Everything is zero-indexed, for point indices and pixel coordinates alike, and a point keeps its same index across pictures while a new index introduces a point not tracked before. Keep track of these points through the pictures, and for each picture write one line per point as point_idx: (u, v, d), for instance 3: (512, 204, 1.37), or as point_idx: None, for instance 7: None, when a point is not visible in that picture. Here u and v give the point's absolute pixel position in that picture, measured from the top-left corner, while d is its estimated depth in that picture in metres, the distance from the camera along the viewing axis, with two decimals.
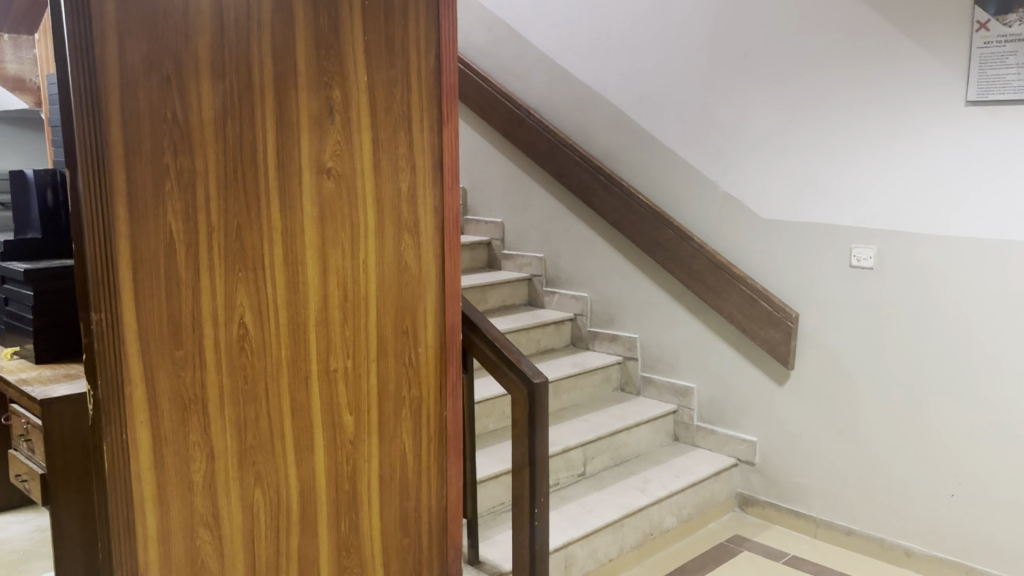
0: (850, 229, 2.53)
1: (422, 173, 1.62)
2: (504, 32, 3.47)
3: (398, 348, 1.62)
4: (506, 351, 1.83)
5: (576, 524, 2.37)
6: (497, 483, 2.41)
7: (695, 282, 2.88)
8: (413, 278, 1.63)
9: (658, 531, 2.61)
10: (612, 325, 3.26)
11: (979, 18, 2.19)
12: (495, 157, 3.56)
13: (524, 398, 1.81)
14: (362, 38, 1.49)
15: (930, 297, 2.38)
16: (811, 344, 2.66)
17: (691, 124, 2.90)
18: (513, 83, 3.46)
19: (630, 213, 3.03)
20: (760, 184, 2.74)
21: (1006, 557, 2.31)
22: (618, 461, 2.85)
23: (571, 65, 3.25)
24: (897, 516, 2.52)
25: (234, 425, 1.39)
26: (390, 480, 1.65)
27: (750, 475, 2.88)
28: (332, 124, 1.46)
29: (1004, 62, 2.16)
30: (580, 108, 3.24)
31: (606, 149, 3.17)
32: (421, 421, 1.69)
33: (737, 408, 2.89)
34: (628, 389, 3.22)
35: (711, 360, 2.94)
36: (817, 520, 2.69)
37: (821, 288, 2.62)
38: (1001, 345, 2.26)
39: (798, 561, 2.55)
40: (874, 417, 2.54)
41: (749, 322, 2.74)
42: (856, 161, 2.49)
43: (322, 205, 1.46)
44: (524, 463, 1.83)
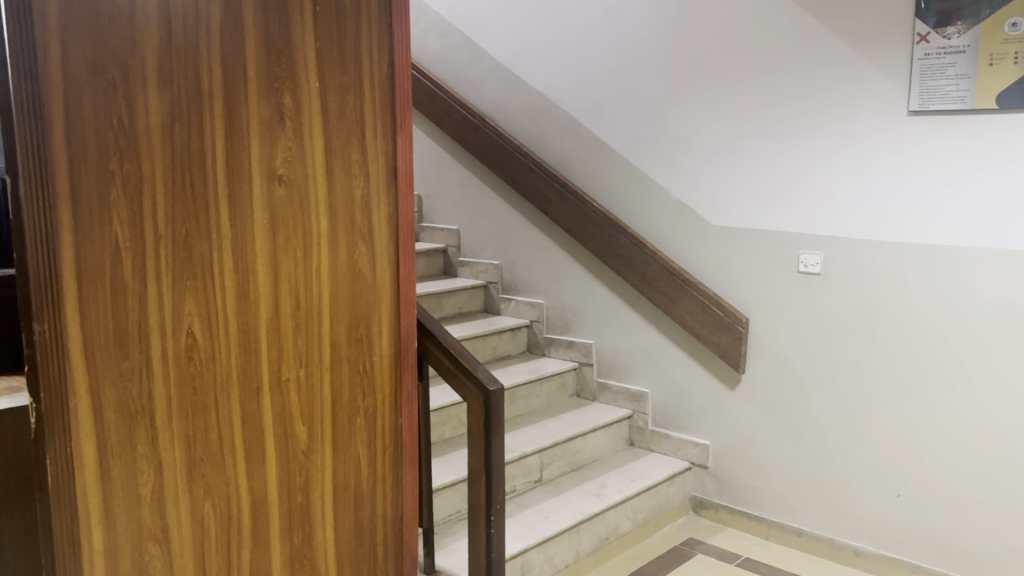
0: (798, 235, 2.58)
1: (375, 180, 1.61)
2: (458, 39, 3.47)
3: (352, 357, 1.61)
4: (462, 359, 1.82)
5: (532, 530, 2.37)
6: (455, 491, 2.41)
7: (649, 289, 2.90)
8: (367, 287, 1.62)
9: (613, 536, 2.63)
10: (568, 332, 3.27)
11: (920, 30, 2.25)
12: (449, 164, 3.55)
13: (479, 404, 1.80)
14: (314, 45, 1.47)
15: (875, 302, 2.44)
16: (762, 349, 2.70)
17: (644, 132, 2.93)
18: (468, 90, 3.46)
19: (585, 220, 3.04)
20: (711, 191, 2.78)
21: (949, 554, 2.37)
22: (574, 467, 2.86)
23: (526, 73, 3.26)
24: (846, 517, 2.57)
25: (182, 437, 1.36)
26: (343, 491, 1.63)
27: (704, 478, 2.91)
28: (283, 131, 1.44)
29: (944, 73, 2.22)
30: (534, 116, 3.25)
31: (560, 157, 3.19)
32: (376, 430, 1.68)
33: (691, 412, 2.92)
34: (584, 395, 3.23)
35: (665, 365, 2.97)
36: (769, 522, 2.73)
37: (771, 295, 2.66)
38: (944, 347, 2.32)
39: (751, 563, 2.59)
40: (823, 420, 2.59)
41: (701, 327, 2.78)
42: (803, 168, 2.54)
43: (273, 213, 1.45)
44: (479, 470, 1.83)
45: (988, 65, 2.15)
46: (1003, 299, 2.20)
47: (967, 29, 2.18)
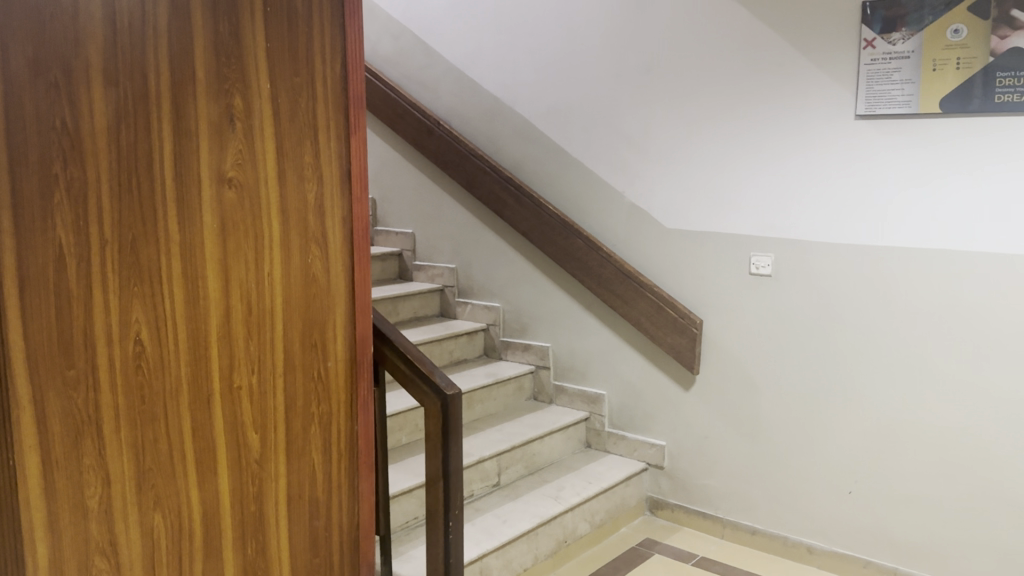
0: (750, 237, 2.61)
1: (329, 184, 1.59)
2: (411, 42, 3.45)
3: (305, 363, 1.58)
4: (419, 363, 1.81)
5: (490, 534, 2.36)
6: (412, 497, 2.40)
7: (604, 291, 2.92)
8: (321, 292, 1.60)
9: (571, 539, 2.63)
10: (525, 335, 3.26)
11: (866, 36, 2.30)
12: (403, 167, 3.53)
13: (436, 410, 1.79)
14: (264, 45, 1.45)
15: (824, 303, 2.48)
16: (716, 350, 2.73)
17: (598, 135, 2.95)
18: (422, 93, 3.44)
19: (540, 223, 3.05)
20: (665, 194, 2.80)
21: (899, 550, 2.42)
22: (532, 470, 2.86)
23: (480, 76, 3.25)
24: (799, 514, 2.60)
25: (131, 448, 1.33)
26: (298, 500, 1.61)
27: (659, 478, 2.94)
28: (233, 133, 1.42)
29: (889, 78, 2.28)
30: (489, 118, 3.24)
31: (515, 160, 3.18)
32: (331, 438, 1.66)
33: (647, 413, 2.94)
34: (541, 397, 3.24)
35: (621, 367, 2.99)
36: (724, 521, 2.76)
37: (724, 296, 2.69)
38: (892, 346, 2.37)
39: (707, 562, 2.61)
40: (776, 419, 2.62)
41: (656, 329, 2.80)
42: (756, 171, 2.58)
43: (222, 217, 1.42)
44: (437, 476, 1.82)
45: (931, 71, 2.21)
46: (947, 299, 2.26)
47: (911, 35, 2.23)
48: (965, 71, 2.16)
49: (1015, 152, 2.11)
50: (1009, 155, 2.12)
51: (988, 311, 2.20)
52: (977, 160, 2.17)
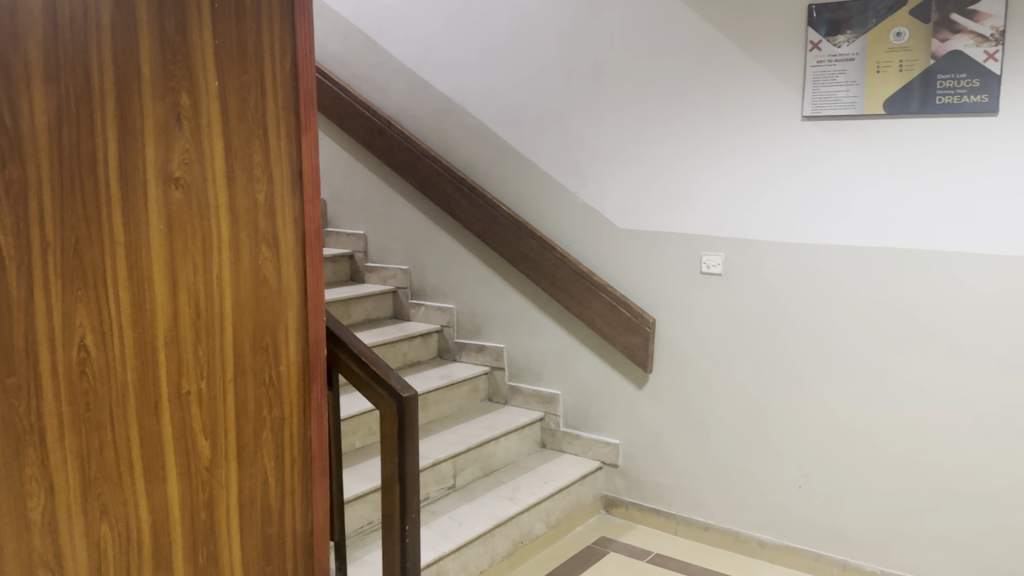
0: (702, 237, 2.64)
1: (279, 184, 1.56)
2: (361, 41, 3.41)
3: (256, 367, 1.55)
4: (374, 365, 1.78)
5: (446, 537, 2.35)
6: (366, 502, 2.37)
7: (558, 291, 2.92)
8: (271, 294, 1.57)
9: (527, 539, 2.62)
10: (479, 336, 3.25)
11: (812, 39, 2.35)
12: (354, 168, 3.49)
13: (391, 412, 1.77)
14: (212, 42, 1.42)
15: (774, 301, 2.52)
16: (669, 349, 2.76)
17: (550, 136, 2.95)
18: (372, 93, 3.41)
19: (493, 223, 3.04)
20: (617, 195, 2.82)
21: (848, 542, 2.47)
22: (487, 471, 2.85)
23: (431, 76, 3.24)
24: (751, 510, 2.64)
25: (76, 456, 1.29)
26: (250, 507, 1.57)
27: (614, 477, 2.95)
28: (180, 132, 1.38)
29: (834, 80, 2.32)
30: (441, 119, 3.23)
31: (467, 160, 3.17)
32: (284, 443, 1.63)
33: (602, 412, 2.95)
34: (496, 398, 3.23)
35: (576, 366, 3.00)
36: (678, 517, 2.79)
37: (677, 296, 2.72)
38: (839, 343, 2.42)
39: (661, 558, 2.63)
40: (728, 416, 2.66)
41: (610, 329, 2.81)
42: (706, 171, 2.61)
43: (170, 218, 1.38)
44: (393, 480, 1.80)
45: (875, 73, 2.26)
46: (892, 295, 2.32)
47: (856, 38, 2.28)
48: (907, 73, 2.21)
49: (956, 153, 2.18)
50: (949, 156, 2.19)
51: (931, 307, 2.26)
52: (919, 161, 2.23)
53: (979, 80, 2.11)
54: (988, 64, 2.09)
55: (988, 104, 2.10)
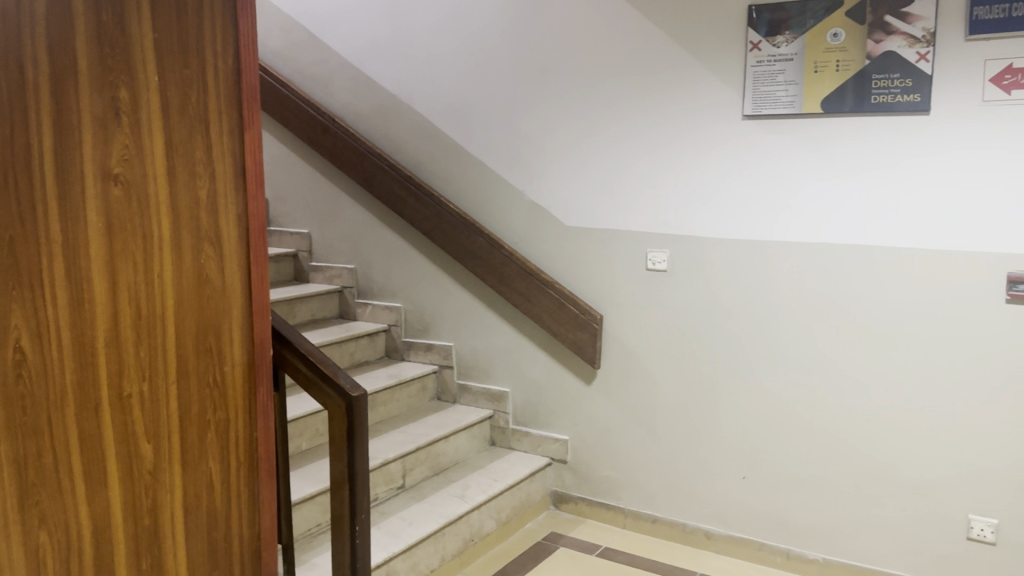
0: (647, 233, 2.68)
1: (222, 180, 1.52)
2: (303, 37, 3.36)
3: (199, 368, 1.52)
4: (322, 365, 1.76)
5: (396, 537, 2.33)
6: (314, 503, 2.34)
7: (506, 289, 2.92)
8: (215, 293, 1.54)
9: (478, 537, 2.62)
10: (427, 335, 3.24)
11: (752, 39, 2.40)
12: (298, 166, 3.44)
13: (340, 412, 1.75)
14: (151, 36, 1.38)
15: (718, 296, 2.57)
16: (616, 345, 2.78)
17: (497, 134, 2.95)
18: (315, 90, 3.36)
19: (440, 222, 3.03)
20: (564, 193, 2.83)
21: (790, 531, 2.53)
22: (437, 470, 2.83)
23: (375, 73, 3.21)
24: (697, 501, 2.69)
25: (12, 461, 1.24)
26: (195, 511, 1.54)
27: (563, 473, 2.97)
28: (118, 127, 1.34)
29: (774, 79, 2.38)
30: (386, 117, 3.20)
31: (413, 159, 3.16)
32: (229, 445, 1.60)
33: (551, 409, 2.97)
34: (444, 397, 3.22)
35: (524, 364, 3.01)
36: (626, 511, 2.82)
37: (623, 292, 2.75)
38: (781, 336, 2.48)
39: (610, 552, 2.66)
40: (676, 410, 2.69)
41: (558, 325, 2.82)
42: (651, 169, 2.64)
43: (109, 215, 1.34)
44: (343, 480, 1.77)
45: (813, 73, 2.32)
46: (831, 289, 2.38)
47: (794, 39, 2.34)
48: (843, 73, 2.27)
49: (890, 151, 2.24)
50: (884, 154, 2.26)
51: (868, 300, 2.33)
52: (855, 159, 2.30)
53: (911, 80, 2.17)
54: (920, 64, 2.16)
55: (920, 103, 2.17)
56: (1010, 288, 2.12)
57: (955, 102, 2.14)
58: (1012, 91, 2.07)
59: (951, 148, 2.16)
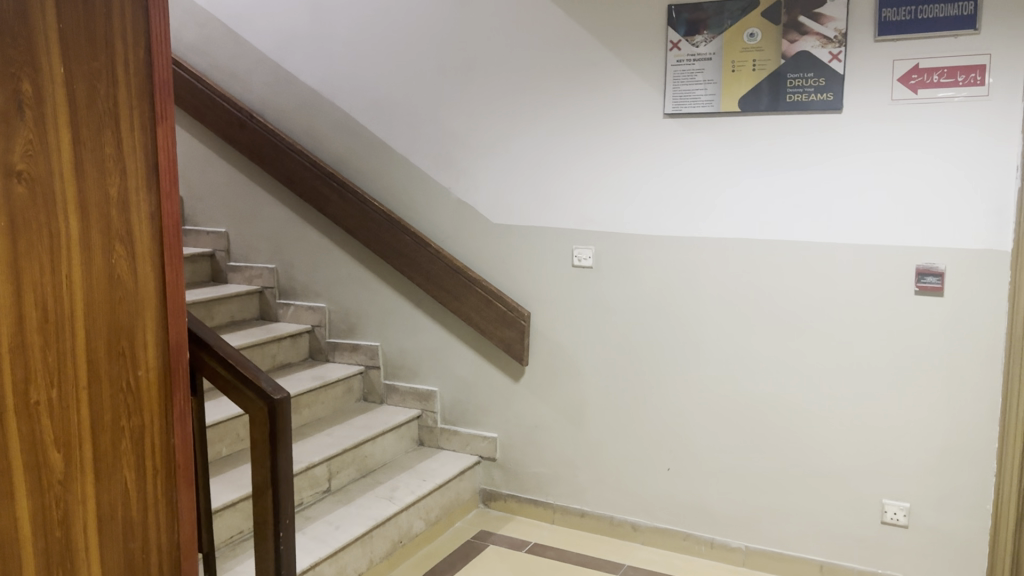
0: (573, 231, 2.69)
1: (133, 177, 1.46)
2: (218, 31, 3.26)
3: (112, 372, 1.45)
4: (242, 368, 1.71)
5: (322, 541, 2.28)
6: (236, 510, 2.28)
7: (433, 287, 2.90)
8: (128, 295, 1.47)
9: (406, 538, 2.59)
10: (352, 335, 3.19)
11: (672, 38, 2.44)
12: (215, 163, 3.33)
13: (262, 416, 1.70)
14: (56, 26, 1.31)
15: (643, 292, 2.60)
16: (543, 341, 2.79)
17: (421, 131, 2.92)
18: (232, 85, 3.27)
19: (365, 220, 2.98)
20: (489, 190, 2.82)
21: (714, 520, 2.58)
22: (365, 472, 2.79)
23: (295, 68, 3.14)
24: (624, 494, 2.72)
25: None
26: (110, 521, 1.47)
27: (492, 470, 2.97)
28: (22, 121, 1.27)
29: (693, 79, 2.42)
30: (307, 113, 3.14)
31: (336, 156, 3.10)
32: (145, 451, 1.53)
33: (479, 408, 2.96)
34: (371, 398, 3.17)
35: (452, 363, 2.99)
36: (555, 506, 2.84)
37: (550, 289, 2.76)
38: (704, 331, 2.52)
39: (539, 548, 2.67)
40: (603, 404, 2.72)
41: (486, 323, 2.81)
42: (575, 167, 2.66)
43: (12, 213, 1.27)
44: (265, 485, 1.72)
45: (730, 72, 2.37)
46: (751, 284, 2.44)
47: (713, 38, 2.39)
48: (759, 72, 2.33)
49: (806, 149, 2.31)
50: (799, 152, 2.32)
51: (786, 293, 2.39)
52: (773, 156, 2.36)
53: (824, 79, 2.24)
54: (833, 64, 2.23)
55: (833, 101, 2.24)
56: (918, 281, 2.21)
57: (865, 101, 2.21)
58: (919, 91, 2.15)
59: (863, 145, 2.24)
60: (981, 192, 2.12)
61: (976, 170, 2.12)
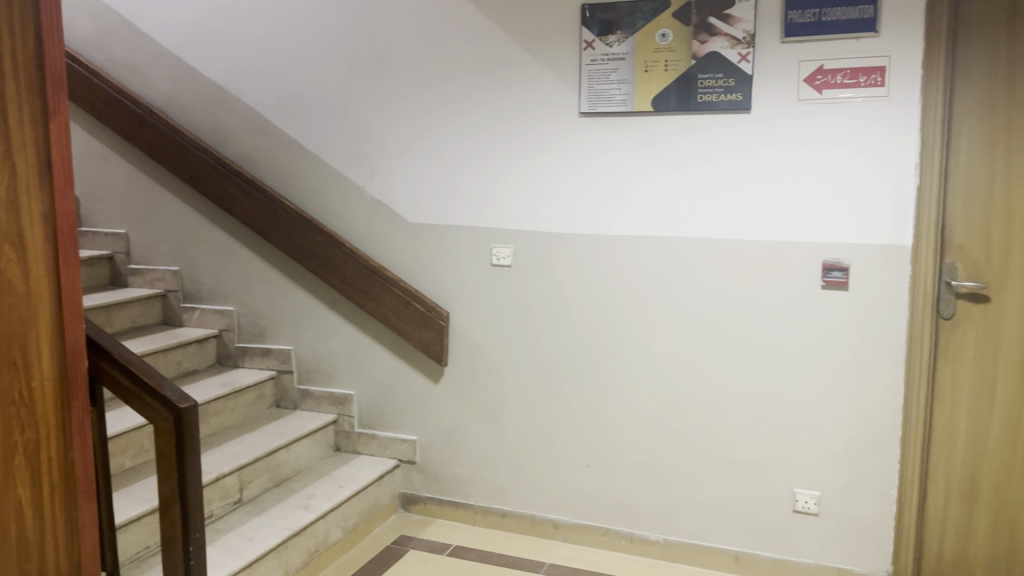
0: (490, 229, 2.67)
1: (24, 176, 1.36)
2: (114, 22, 3.11)
3: (4, 384, 1.35)
4: (145, 376, 1.62)
5: (234, 554, 2.19)
6: (141, 525, 2.17)
7: (348, 289, 2.83)
8: (19, 301, 1.37)
9: (323, 548, 2.52)
10: (263, 339, 3.08)
11: (586, 37, 2.45)
12: (112, 161, 3.17)
13: (168, 426, 1.62)
14: None
15: (561, 290, 2.61)
16: (462, 341, 2.77)
17: (333, 129, 2.85)
18: (130, 80, 3.12)
19: (276, 220, 2.89)
20: (405, 189, 2.78)
21: (634, 515, 2.61)
22: (278, 481, 2.70)
23: (199, 63, 3.02)
24: (545, 493, 2.72)
25: None
26: (4, 544, 1.37)
27: (411, 474, 2.92)
28: None
29: (607, 78, 2.43)
30: (212, 109, 3.02)
31: (243, 154, 3.00)
32: (42, 466, 1.43)
33: (397, 411, 2.91)
34: (284, 404, 3.07)
35: (369, 365, 2.93)
36: (475, 507, 2.82)
37: (468, 289, 2.73)
38: (623, 327, 2.54)
39: (461, 550, 2.64)
40: (522, 403, 2.71)
41: (403, 324, 2.77)
42: (492, 165, 2.64)
43: None
44: (173, 499, 1.64)
45: (643, 72, 2.40)
46: (667, 280, 2.47)
47: (626, 38, 2.41)
48: (671, 73, 2.36)
49: (718, 147, 2.35)
50: (712, 150, 2.36)
51: (701, 289, 2.43)
52: (687, 154, 2.39)
53: (733, 80, 2.29)
54: (742, 65, 2.28)
55: (741, 102, 2.29)
56: (824, 275, 2.28)
57: (774, 101, 2.27)
58: (823, 91, 2.22)
59: (774, 142, 2.29)
60: (885, 189, 2.20)
61: (880, 167, 2.19)
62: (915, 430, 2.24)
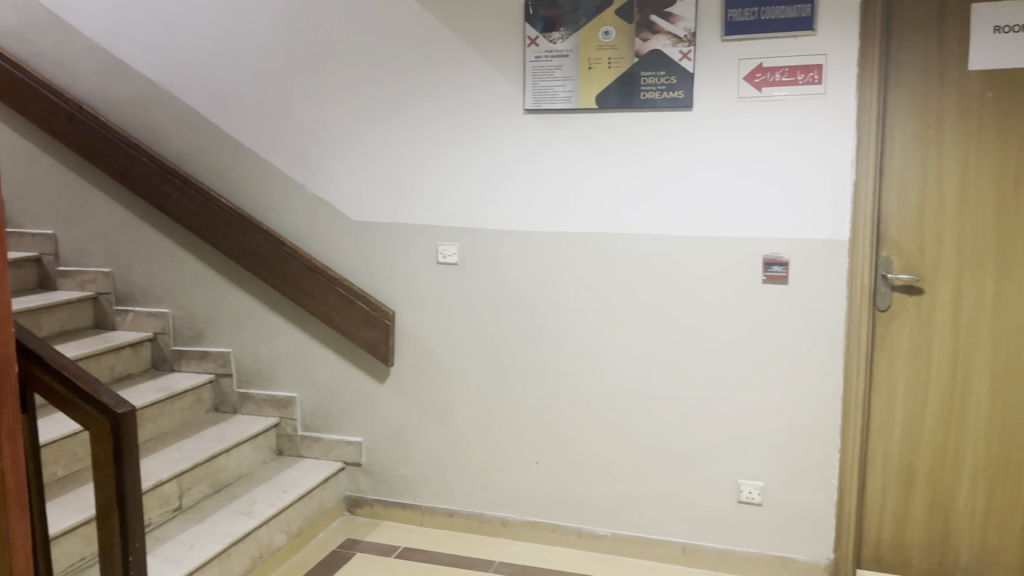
0: (435, 227, 2.65)
1: None
2: (39, 15, 2.99)
3: None
4: (80, 382, 1.56)
5: (175, 563, 2.13)
6: (76, 536, 2.08)
7: (289, 288, 2.77)
8: None
9: (267, 554, 2.46)
10: (201, 342, 3.00)
11: (530, 34, 2.45)
12: (38, 158, 3.05)
13: (104, 432, 1.56)
14: None
15: (507, 287, 2.60)
16: (407, 340, 2.74)
17: (272, 125, 2.79)
18: (57, 74, 3.00)
19: (213, 218, 2.82)
20: (348, 187, 2.74)
21: (582, 510, 2.62)
22: (219, 487, 2.63)
23: (130, 57, 2.92)
24: (493, 491, 2.71)
25: None
26: None
27: (357, 476, 2.88)
28: None
29: (551, 75, 2.44)
30: (145, 105, 2.93)
31: (178, 151, 2.91)
32: None
33: (341, 412, 2.87)
34: (223, 407, 3.00)
35: (311, 367, 2.88)
36: (423, 508, 2.79)
37: (413, 287, 2.71)
38: (570, 324, 2.55)
39: (409, 551, 2.61)
40: (469, 402, 2.70)
41: (347, 324, 2.72)
42: (436, 162, 2.62)
43: None
44: (111, 507, 1.58)
45: (587, 69, 2.41)
46: (613, 276, 2.49)
47: (569, 35, 2.41)
48: (614, 70, 2.38)
49: (662, 144, 2.38)
50: (656, 147, 2.38)
51: (646, 285, 2.45)
52: (632, 151, 2.41)
53: (675, 77, 2.32)
54: (683, 63, 2.31)
55: (682, 100, 2.32)
56: (765, 270, 2.32)
57: (715, 98, 2.31)
58: (762, 89, 2.26)
59: (715, 138, 2.32)
60: (822, 184, 2.25)
61: (818, 163, 2.24)
62: (854, 419, 2.31)
